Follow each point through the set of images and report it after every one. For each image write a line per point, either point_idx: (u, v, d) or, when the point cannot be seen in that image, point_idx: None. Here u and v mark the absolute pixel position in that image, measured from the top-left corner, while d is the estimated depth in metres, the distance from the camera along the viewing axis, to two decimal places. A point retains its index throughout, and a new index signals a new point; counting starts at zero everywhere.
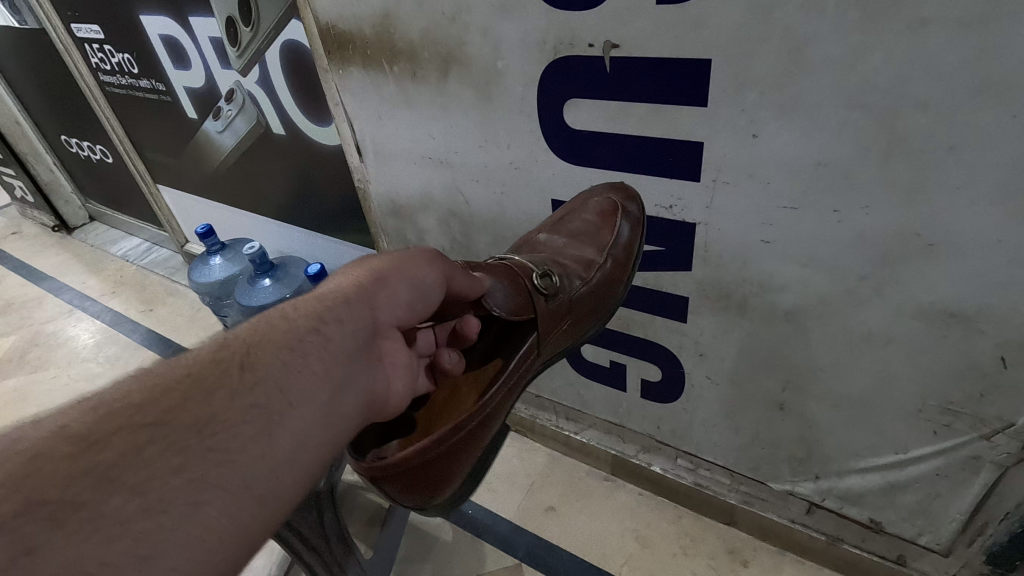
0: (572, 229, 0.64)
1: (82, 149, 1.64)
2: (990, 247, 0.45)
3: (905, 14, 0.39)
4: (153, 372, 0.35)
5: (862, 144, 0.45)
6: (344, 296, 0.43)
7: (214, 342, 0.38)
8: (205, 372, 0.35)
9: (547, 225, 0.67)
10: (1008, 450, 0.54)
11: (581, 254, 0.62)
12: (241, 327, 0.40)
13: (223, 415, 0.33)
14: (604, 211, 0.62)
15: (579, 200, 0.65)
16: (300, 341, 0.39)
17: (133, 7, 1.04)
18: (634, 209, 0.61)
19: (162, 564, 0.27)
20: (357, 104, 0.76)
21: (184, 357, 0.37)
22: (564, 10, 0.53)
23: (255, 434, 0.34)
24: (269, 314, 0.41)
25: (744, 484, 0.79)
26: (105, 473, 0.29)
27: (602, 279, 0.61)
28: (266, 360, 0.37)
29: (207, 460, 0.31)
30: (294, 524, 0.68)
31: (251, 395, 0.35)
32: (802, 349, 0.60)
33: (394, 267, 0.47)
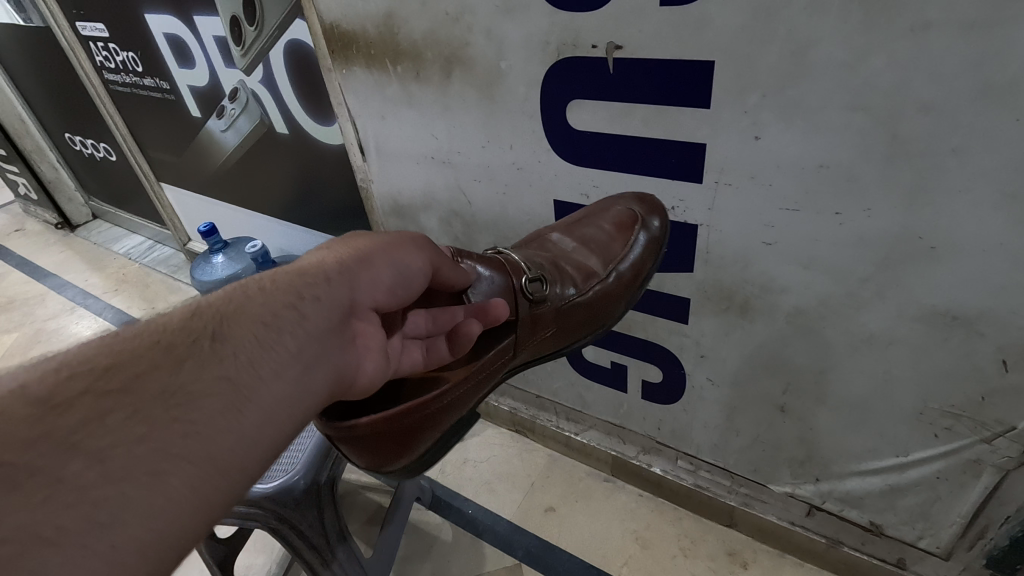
0: (586, 237, 0.63)
1: (85, 147, 1.64)
2: (992, 251, 0.45)
3: (909, 16, 0.39)
4: (116, 338, 0.34)
5: (865, 145, 0.45)
6: (324, 272, 0.42)
7: (185, 310, 0.37)
8: (171, 342, 0.34)
9: (564, 223, 0.65)
10: (1008, 454, 0.54)
11: (587, 262, 0.61)
12: (212, 297, 0.39)
13: (191, 387, 0.32)
14: (625, 222, 0.60)
15: (602, 205, 0.63)
16: (275, 315, 0.38)
17: (138, 6, 1.05)
18: (657, 225, 0.59)
19: (122, 534, 0.27)
20: (359, 103, 0.77)
21: (149, 324, 0.35)
22: (567, 11, 0.53)
23: (222, 408, 0.33)
24: (244, 285, 0.40)
25: (744, 486, 0.79)
26: (68, 438, 0.28)
27: (600, 291, 0.60)
28: (237, 333, 0.36)
29: (173, 431, 0.30)
30: (293, 522, 0.69)
31: (220, 367, 0.34)
32: (802, 351, 0.60)
33: (382, 249, 0.47)
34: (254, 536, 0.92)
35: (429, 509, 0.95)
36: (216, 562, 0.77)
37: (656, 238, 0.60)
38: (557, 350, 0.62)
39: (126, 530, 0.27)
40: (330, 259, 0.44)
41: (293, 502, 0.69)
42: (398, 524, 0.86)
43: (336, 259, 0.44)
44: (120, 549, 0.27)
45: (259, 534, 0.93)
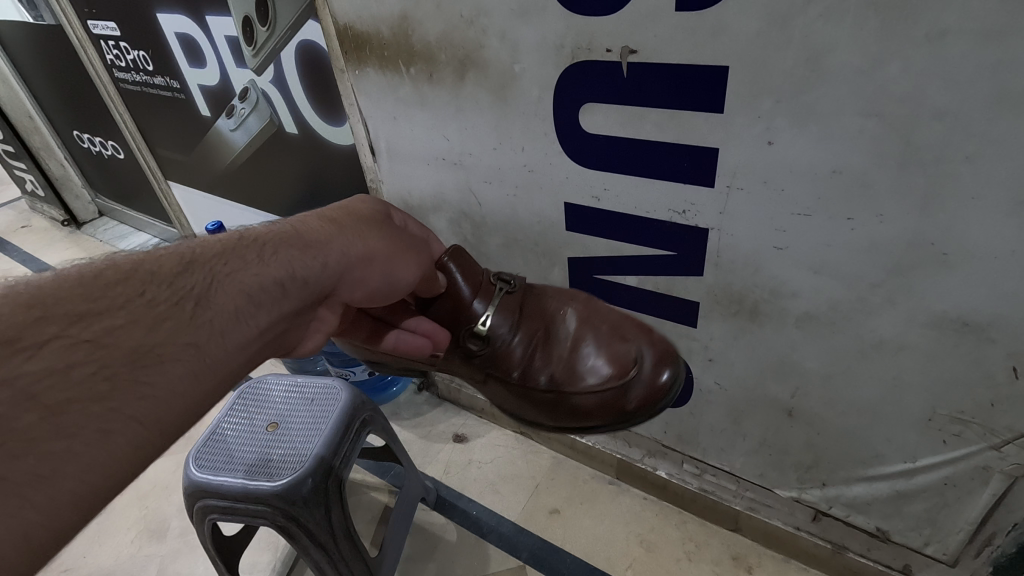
0: (584, 342, 0.62)
1: (93, 144, 1.65)
2: (1004, 257, 0.45)
3: (924, 24, 0.40)
4: (110, 273, 0.37)
5: (877, 152, 0.46)
6: (322, 260, 0.48)
7: (184, 256, 0.41)
8: (161, 294, 0.38)
9: (596, 312, 0.65)
10: (1017, 461, 0.54)
11: (553, 360, 0.62)
12: (210, 248, 0.44)
13: (159, 350, 0.36)
14: (623, 366, 0.60)
15: (636, 334, 0.63)
16: (263, 290, 0.43)
17: (150, 6, 1.05)
18: (660, 382, 0.59)
19: (61, 485, 0.30)
20: (370, 103, 0.77)
21: (147, 262, 0.39)
22: (582, 15, 0.53)
23: (183, 374, 0.37)
24: (242, 245, 0.45)
25: (750, 490, 0.79)
26: (39, 396, 0.31)
27: (529, 394, 0.62)
28: (221, 300, 0.41)
29: (131, 392, 0.34)
30: (300, 519, 0.70)
31: (192, 334, 0.38)
32: (810, 355, 0.61)
33: (384, 254, 0.53)
34: (259, 535, 0.92)
35: (433, 509, 0.95)
36: (220, 557, 0.77)
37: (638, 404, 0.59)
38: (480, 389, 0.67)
39: (64, 483, 0.31)
40: (335, 244, 0.50)
41: (301, 500, 0.69)
42: (401, 524, 0.86)
43: (340, 248, 0.50)
44: (56, 498, 0.30)
45: (264, 532, 0.93)
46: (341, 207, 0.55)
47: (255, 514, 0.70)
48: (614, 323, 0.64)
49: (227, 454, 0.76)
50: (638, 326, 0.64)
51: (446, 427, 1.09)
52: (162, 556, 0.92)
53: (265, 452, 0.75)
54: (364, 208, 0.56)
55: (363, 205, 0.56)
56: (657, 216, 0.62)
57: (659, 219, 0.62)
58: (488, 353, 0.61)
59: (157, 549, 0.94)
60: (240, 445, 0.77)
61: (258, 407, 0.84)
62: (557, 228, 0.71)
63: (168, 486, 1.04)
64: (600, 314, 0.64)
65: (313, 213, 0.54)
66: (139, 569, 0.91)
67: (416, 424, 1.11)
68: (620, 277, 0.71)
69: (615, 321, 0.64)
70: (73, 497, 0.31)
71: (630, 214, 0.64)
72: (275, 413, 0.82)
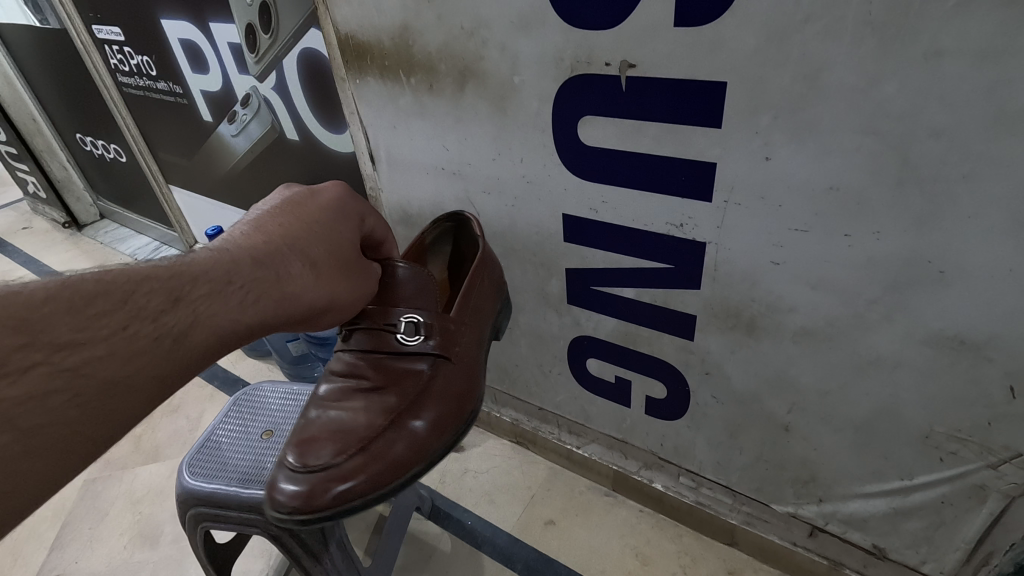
0: (349, 424, 0.57)
1: (96, 147, 1.66)
2: (1000, 276, 0.45)
3: (921, 43, 0.40)
4: (100, 299, 0.37)
5: (875, 170, 0.46)
6: (298, 305, 0.48)
7: (174, 290, 0.41)
8: (144, 330, 0.39)
9: (393, 431, 0.55)
10: (1014, 481, 0.54)
11: (341, 403, 0.59)
12: (200, 278, 0.43)
13: (131, 381, 0.38)
14: (306, 461, 0.54)
15: (367, 465, 0.54)
16: (230, 337, 0.44)
17: (155, 11, 1.06)
18: (307, 499, 0.53)
19: (15, 500, 0.33)
20: (371, 112, 0.77)
21: (138, 291, 0.39)
22: (582, 29, 0.53)
23: (144, 402, 0.39)
24: (232, 281, 0.44)
25: (746, 505, 0.79)
26: (13, 420, 0.33)
27: (317, 396, 0.62)
28: (198, 342, 0.42)
29: (94, 417, 0.37)
30: (292, 528, 0.69)
31: (161, 370, 0.40)
32: (807, 370, 0.60)
33: (346, 301, 0.54)
34: (252, 541, 0.92)
35: (428, 519, 0.94)
36: (210, 562, 0.76)
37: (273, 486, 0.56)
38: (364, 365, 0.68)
39: (18, 498, 0.34)
40: (315, 287, 0.50)
41: None
42: (395, 533, 0.85)
43: (317, 290, 0.50)
44: (8, 510, 0.33)
45: (257, 539, 0.93)
46: (327, 229, 0.53)
47: (248, 523, 0.69)
48: (376, 452, 0.54)
49: (222, 462, 0.76)
50: (379, 474, 0.54)
51: None
52: (154, 562, 0.92)
53: (259, 460, 0.75)
54: (345, 235, 0.55)
55: (344, 232, 0.55)
56: (654, 228, 0.62)
57: (658, 232, 0.62)
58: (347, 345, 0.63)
59: (149, 555, 0.93)
60: (235, 454, 0.77)
61: (256, 415, 0.84)
62: (555, 239, 0.71)
63: (162, 491, 1.04)
64: (394, 431, 0.56)
65: (299, 230, 0.51)
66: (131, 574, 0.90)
67: None
68: (618, 289, 0.70)
69: (381, 445, 0.55)
70: (23, 509, 0.34)
71: (628, 227, 0.64)
72: (270, 421, 0.82)
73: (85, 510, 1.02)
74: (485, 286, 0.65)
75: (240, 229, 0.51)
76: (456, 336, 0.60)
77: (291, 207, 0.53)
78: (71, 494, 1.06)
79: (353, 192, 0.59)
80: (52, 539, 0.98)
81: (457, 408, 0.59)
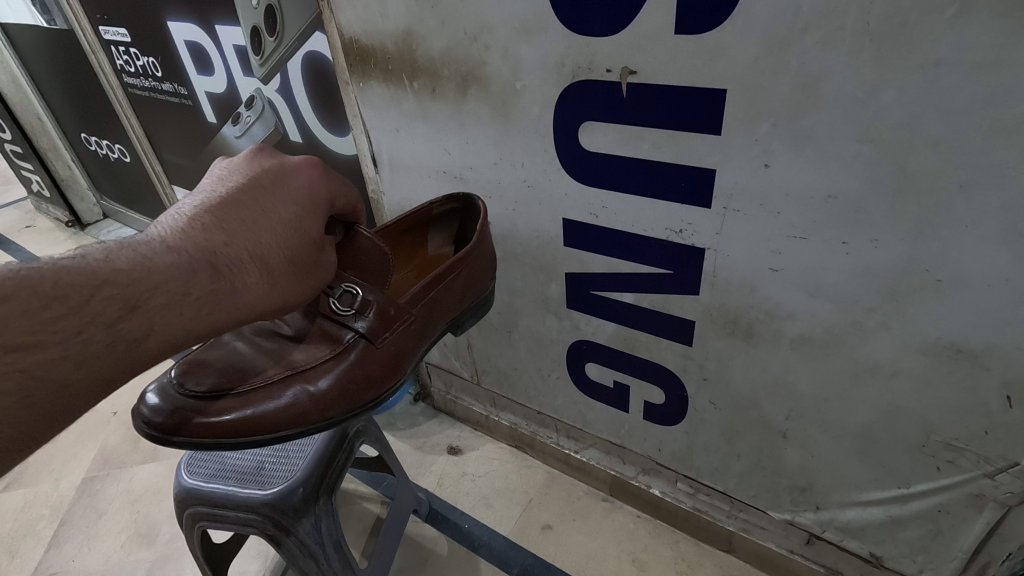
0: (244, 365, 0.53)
1: (100, 147, 1.67)
2: (998, 285, 0.45)
3: (918, 54, 0.40)
4: (57, 303, 0.36)
5: (873, 178, 0.46)
6: (253, 314, 0.45)
7: (131, 297, 0.38)
8: (97, 336, 0.37)
9: (275, 388, 0.51)
10: (1011, 490, 0.54)
11: (254, 346, 0.57)
12: (160, 285, 0.40)
13: (82, 381, 0.37)
14: (184, 383, 0.51)
15: (227, 408, 0.49)
16: (182, 345, 0.42)
17: (161, 13, 1.07)
18: (161, 413, 0.49)
19: None
20: (374, 116, 0.78)
21: (94, 297, 0.37)
22: (584, 35, 0.54)
23: (90, 400, 0.39)
24: (190, 291, 0.41)
25: (744, 511, 0.79)
26: None
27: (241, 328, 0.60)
28: (150, 349, 0.40)
29: (41, 415, 0.36)
30: (291, 530, 0.69)
31: (109, 373, 0.38)
32: (804, 377, 0.61)
33: (304, 301, 0.50)
34: (250, 543, 0.92)
35: (425, 522, 0.94)
36: (208, 564, 0.76)
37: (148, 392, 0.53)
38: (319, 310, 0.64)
39: None
40: (277, 294, 0.46)
41: (292, 510, 0.69)
42: (392, 536, 0.85)
43: (277, 297, 0.46)
44: None
45: (254, 540, 0.93)
46: (298, 224, 0.48)
47: (246, 522, 0.70)
48: (248, 403, 0.50)
49: (220, 462, 0.75)
50: (237, 425, 0.49)
51: (441, 438, 1.09)
52: (151, 561, 0.92)
53: (259, 459, 0.75)
54: (318, 229, 0.49)
55: (314, 228, 0.49)
56: (654, 235, 0.62)
57: (657, 239, 0.62)
58: None
59: (146, 554, 0.93)
60: (233, 452, 0.77)
61: None
62: (555, 243, 0.72)
63: (161, 490, 1.04)
64: (274, 388, 0.51)
65: (265, 227, 0.46)
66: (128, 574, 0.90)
67: (411, 434, 1.10)
68: (618, 294, 0.71)
69: (253, 396, 0.50)
70: None
71: (629, 233, 0.64)
72: None
73: (82, 509, 1.02)
74: (456, 282, 0.62)
75: (200, 211, 0.45)
76: (393, 322, 0.55)
77: (263, 190, 0.48)
78: (69, 492, 1.06)
79: (328, 173, 0.53)
80: (50, 537, 0.98)
81: (356, 394, 0.54)
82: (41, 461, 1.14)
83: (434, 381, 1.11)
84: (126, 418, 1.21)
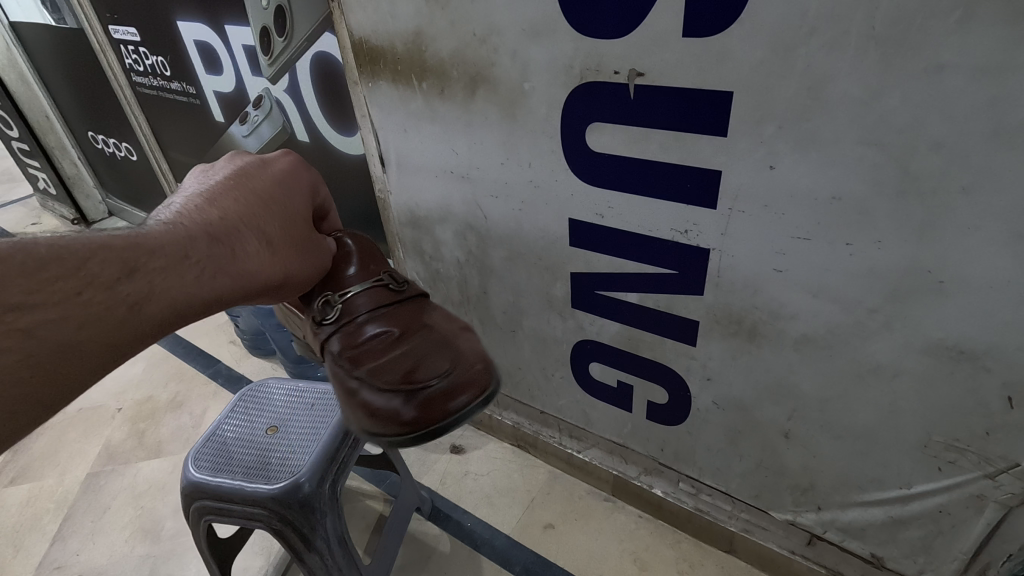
0: (419, 353, 0.56)
1: (107, 145, 1.68)
2: (999, 287, 0.46)
3: (923, 57, 0.41)
4: (53, 264, 0.35)
5: (876, 180, 0.47)
6: (253, 282, 0.49)
7: (129, 259, 0.40)
8: (97, 296, 0.37)
9: (464, 337, 0.60)
10: (1011, 491, 0.54)
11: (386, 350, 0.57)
12: (157, 250, 0.42)
13: (86, 345, 0.36)
14: (421, 382, 0.54)
15: (479, 358, 0.58)
16: (187, 310, 0.44)
17: (171, 13, 1.08)
18: (454, 403, 0.53)
19: None
20: (382, 115, 0.79)
21: (91, 259, 0.37)
22: (594, 37, 0.55)
23: (99, 367, 0.37)
24: (189, 255, 0.44)
25: (745, 511, 0.79)
26: None
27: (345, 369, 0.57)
28: (153, 313, 0.40)
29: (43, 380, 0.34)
30: (295, 524, 0.70)
31: (115, 336, 0.38)
32: (807, 377, 0.61)
33: (297, 277, 0.55)
34: (254, 539, 0.92)
35: (428, 519, 0.95)
36: (213, 557, 0.77)
37: (393, 422, 0.53)
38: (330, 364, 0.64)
39: None
40: (270, 262, 0.51)
41: (296, 504, 0.69)
42: (395, 534, 0.86)
43: (272, 267, 0.51)
44: None
45: (257, 536, 0.93)
46: (281, 203, 0.54)
47: (251, 516, 0.71)
48: (472, 352, 0.58)
49: (227, 456, 0.76)
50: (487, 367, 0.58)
51: (443, 437, 1.09)
52: (154, 557, 0.92)
53: (264, 454, 0.76)
54: (298, 208, 0.56)
55: (291, 205, 0.55)
56: (660, 235, 0.63)
57: (662, 238, 0.63)
58: (326, 312, 0.59)
59: (150, 550, 0.94)
60: (240, 448, 0.78)
61: (261, 412, 0.84)
62: (560, 243, 0.72)
63: (165, 486, 1.05)
64: (463, 336, 0.60)
65: (252, 205, 0.51)
66: (132, 569, 0.91)
67: None
68: (622, 294, 0.71)
69: (471, 345, 0.59)
70: None
71: (633, 233, 0.65)
72: (275, 416, 0.83)
73: (87, 504, 1.03)
74: None
75: (189, 200, 0.50)
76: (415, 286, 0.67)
77: (244, 178, 0.53)
78: (74, 487, 1.07)
79: (303, 164, 0.60)
80: (54, 531, 0.99)
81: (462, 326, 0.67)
82: (47, 456, 1.14)
83: None
84: (131, 414, 1.22)
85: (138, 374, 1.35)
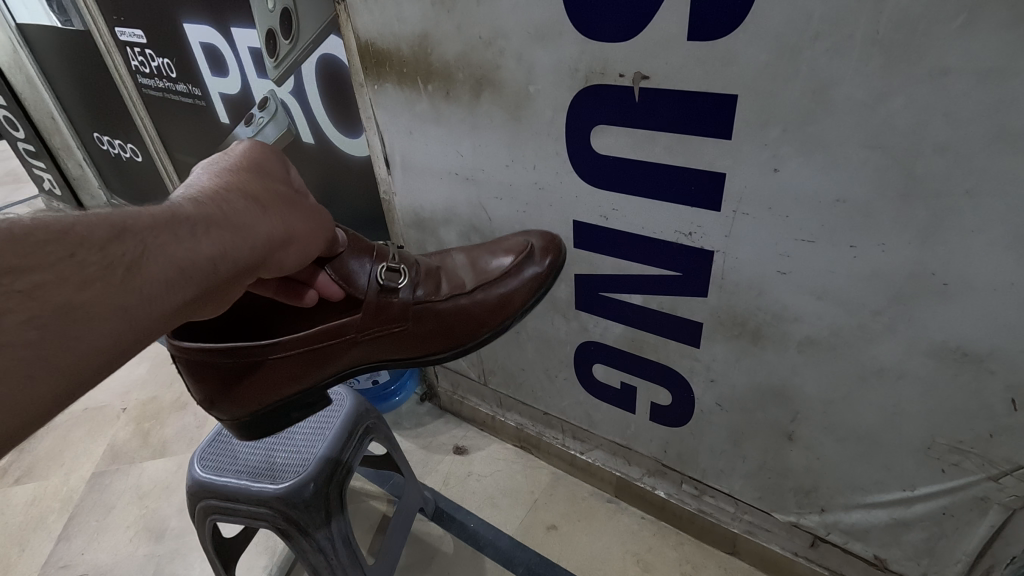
0: (481, 258, 0.66)
1: (112, 146, 1.69)
2: (1002, 289, 0.46)
3: (928, 62, 0.41)
4: (42, 231, 0.34)
5: (881, 183, 0.47)
6: (256, 237, 0.47)
7: (118, 222, 0.39)
8: (92, 258, 0.36)
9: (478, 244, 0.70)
10: (1016, 493, 0.54)
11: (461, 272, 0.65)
12: (145, 215, 0.41)
13: (89, 305, 0.36)
14: (514, 250, 0.65)
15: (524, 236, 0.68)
16: (194, 267, 0.42)
17: (177, 15, 1.08)
18: (547, 263, 0.64)
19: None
20: (388, 117, 0.79)
21: (78, 224, 0.36)
22: (599, 40, 0.55)
23: (108, 330, 0.37)
24: (178, 216, 0.43)
25: (749, 513, 0.79)
26: None
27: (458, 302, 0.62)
28: (154, 271, 0.40)
29: (52, 341, 0.34)
30: (299, 524, 0.70)
31: (118, 296, 0.37)
32: (811, 379, 0.61)
33: (303, 236, 0.53)
34: (257, 539, 0.93)
35: (431, 520, 0.95)
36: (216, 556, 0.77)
37: (538, 276, 0.64)
38: (403, 354, 0.64)
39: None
40: (264, 218, 0.49)
41: (302, 504, 0.70)
42: (399, 534, 0.86)
43: (268, 222, 0.49)
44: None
45: (261, 536, 0.93)
46: (255, 173, 0.53)
47: (256, 516, 0.71)
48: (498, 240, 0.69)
49: (232, 456, 0.77)
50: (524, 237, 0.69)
51: (446, 438, 1.10)
52: (158, 557, 0.93)
53: (270, 455, 0.76)
54: (277, 177, 0.55)
55: (268, 173, 0.54)
56: (664, 236, 0.63)
57: (666, 240, 0.63)
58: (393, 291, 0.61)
59: (154, 549, 0.94)
60: (244, 448, 0.78)
61: None
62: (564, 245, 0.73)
63: (170, 487, 1.05)
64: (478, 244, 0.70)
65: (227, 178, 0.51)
66: (137, 568, 0.91)
67: (417, 434, 1.11)
68: (626, 295, 0.72)
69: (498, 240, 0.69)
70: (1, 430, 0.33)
71: (637, 234, 0.65)
72: None
73: (91, 504, 1.03)
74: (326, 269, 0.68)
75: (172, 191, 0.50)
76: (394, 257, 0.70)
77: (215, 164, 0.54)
78: (78, 487, 1.07)
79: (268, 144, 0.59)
80: (59, 530, 0.99)
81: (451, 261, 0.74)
82: (51, 456, 1.15)
83: (440, 381, 1.11)
84: (135, 414, 1.23)
85: (143, 374, 1.35)
